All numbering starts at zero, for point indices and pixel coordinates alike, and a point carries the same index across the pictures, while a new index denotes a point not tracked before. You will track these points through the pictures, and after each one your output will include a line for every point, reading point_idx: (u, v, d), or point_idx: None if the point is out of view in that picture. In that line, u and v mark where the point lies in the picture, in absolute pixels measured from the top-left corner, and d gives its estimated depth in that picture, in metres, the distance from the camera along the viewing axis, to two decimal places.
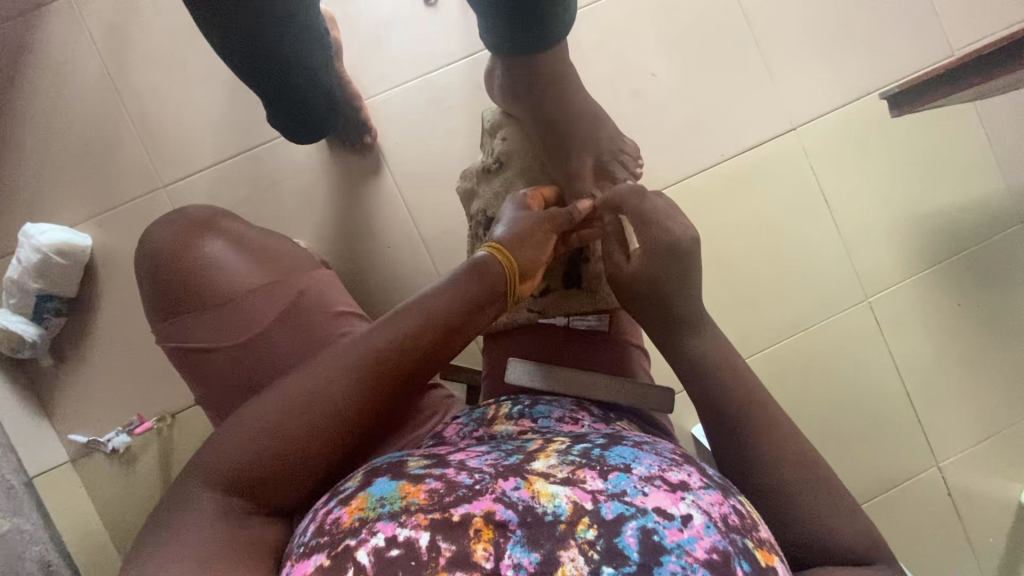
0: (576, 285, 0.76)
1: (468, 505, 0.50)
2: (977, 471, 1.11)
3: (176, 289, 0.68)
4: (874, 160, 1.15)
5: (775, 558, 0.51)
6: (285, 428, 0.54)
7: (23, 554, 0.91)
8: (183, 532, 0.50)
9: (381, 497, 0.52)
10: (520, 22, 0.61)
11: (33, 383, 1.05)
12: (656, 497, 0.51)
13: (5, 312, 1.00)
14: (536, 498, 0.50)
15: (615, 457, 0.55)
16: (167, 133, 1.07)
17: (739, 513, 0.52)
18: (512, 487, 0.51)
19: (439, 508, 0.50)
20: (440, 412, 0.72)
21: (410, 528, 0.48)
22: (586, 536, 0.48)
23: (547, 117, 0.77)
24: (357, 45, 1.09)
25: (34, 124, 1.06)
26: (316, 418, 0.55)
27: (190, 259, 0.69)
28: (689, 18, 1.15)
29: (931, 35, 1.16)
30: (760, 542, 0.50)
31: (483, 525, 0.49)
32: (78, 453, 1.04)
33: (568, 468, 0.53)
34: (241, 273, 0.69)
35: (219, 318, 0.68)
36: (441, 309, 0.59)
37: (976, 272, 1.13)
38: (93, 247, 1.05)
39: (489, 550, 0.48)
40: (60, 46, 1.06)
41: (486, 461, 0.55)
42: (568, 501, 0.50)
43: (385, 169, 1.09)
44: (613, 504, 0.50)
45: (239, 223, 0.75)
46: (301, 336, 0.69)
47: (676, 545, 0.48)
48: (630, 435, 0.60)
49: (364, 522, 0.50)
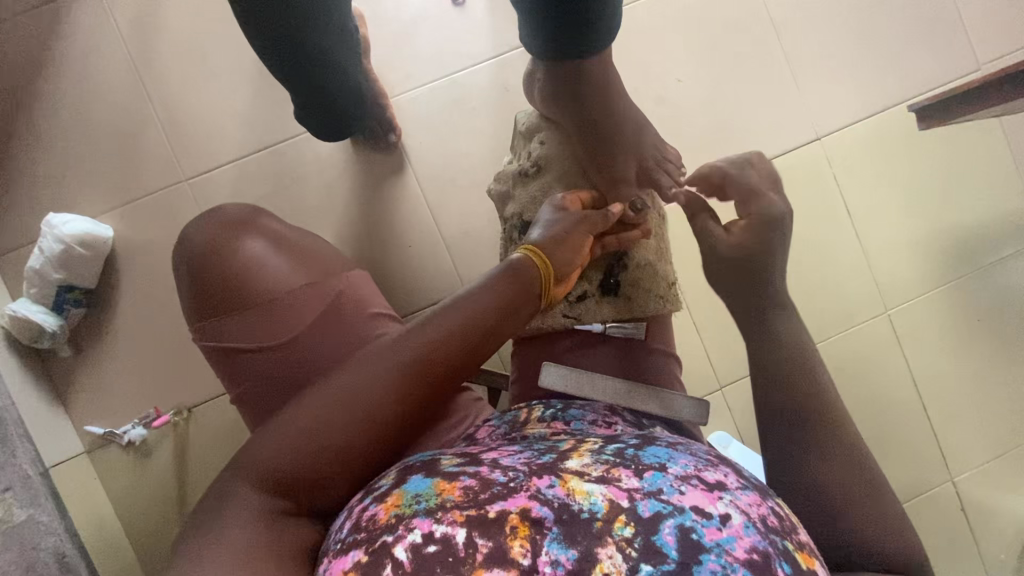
0: (613, 292, 0.75)
1: (504, 502, 0.50)
2: (993, 486, 1.11)
3: (214, 287, 0.68)
4: (898, 172, 1.15)
5: (815, 561, 0.50)
6: (323, 431, 0.54)
7: (37, 545, 0.88)
8: (220, 534, 0.50)
9: (416, 493, 0.51)
10: (565, 28, 0.60)
11: (51, 374, 1.04)
12: (693, 495, 0.51)
13: (26, 301, 1.00)
14: (571, 496, 0.50)
15: (649, 456, 0.55)
16: (192, 126, 1.07)
17: (777, 514, 0.52)
18: (547, 485, 0.51)
19: (474, 505, 0.50)
20: (471, 414, 0.72)
21: (446, 524, 0.48)
22: (623, 534, 0.48)
23: (589, 121, 0.76)
24: (384, 43, 1.09)
25: (58, 113, 1.06)
26: (356, 421, 0.55)
27: (228, 256, 0.69)
28: (717, 25, 1.15)
29: (958, 49, 1.16)
30: (801, 545, 0.50)
31: (519, 522, 0.49)
32: (94, 444, 1.04)
33: (602, 467, 0.53)
34: (277, 273, 0.69)
35: (255, 317, 0.68)
36: (479, 314, 0.58)
37: (997, 287, 1.13)
38: (115, 239, 1.05)
39: (526, 547, 0.48)
40: (87, 36, 1.05)
41: (520, 459, 0.55)
42: (604, 499, 0.50)
43: (408, 169, 1.09)
44: (649, 503, 0.50)
45: (275, 222, 0.75)
46: (335, 336, 0.68)
47: (715, 544, 0.48)
48: (662, 436, 0.60)
49: (400, 518, 0.49)
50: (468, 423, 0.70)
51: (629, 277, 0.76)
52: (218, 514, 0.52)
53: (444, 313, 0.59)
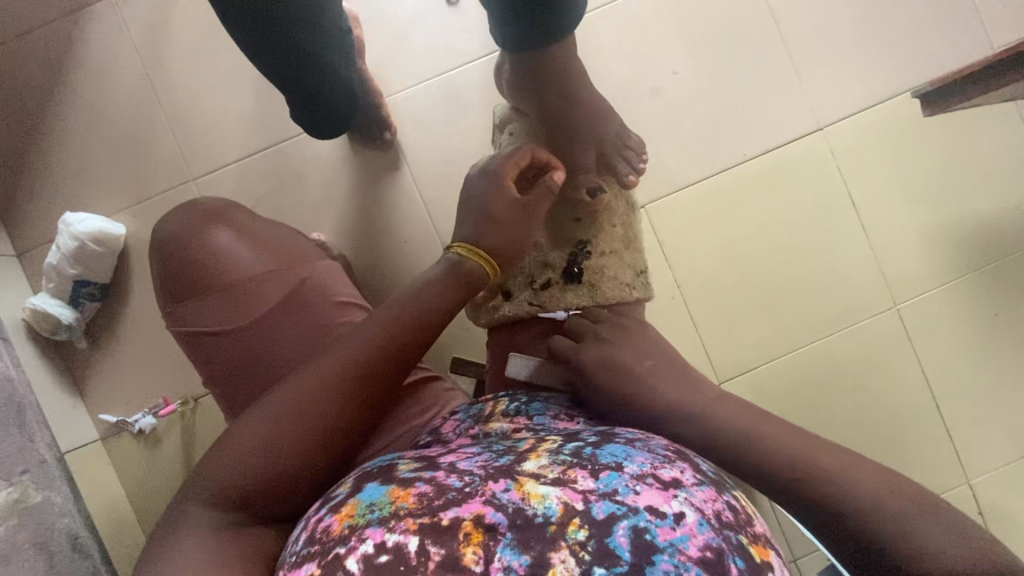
0: (576, 279, 0.74)
1: (458, 508, 0.49)
2: (1011, 489, 1.06)
3: (185, 274, 0.72)
4: (906, 161, 1.11)
5: (771, 553, 0.50)
6: (292, 422, 0.56)
7: (52, 526, 0.92)
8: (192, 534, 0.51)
9: (370, 502, 0.51)
10: (531, 11, 0.60)
11: (68, 364, 1.10)
12: (648, 495, 0.49)
13: (44, 295, 1.06)
14: (525, 500, 0.49)
15: (607, 455, 0.54)
16: (198, 128, 1.12)
17: (733, 509, 0.52)
18: (503, 489, 0.51)
19: (428, 512, 0.49)
20: (437, 406, 0.75)
21: (399, 532, 0.48)
22: (576, 537, 0.47)
23: (552, 115, 0.78)
24: (380, 43, 1.12)
25: (76, 118, 1.12)
26: (321, 409, 0.56)
27: (197, 247, 0.72)
28: (713, 15, 1.14)
29: (971, 33, 1.11)
30: (755, 537, 0.50)
31: (472, 528, 0.48)
32: (108, 431, 1.10)
33: (558, 468, 0.52)
34: (243, 261, 0.73)
35: (221, 304, 0.71)
36: (432, 300, 0.63)
37: (1013, 279, 1.08)
38: (127, 236, 1.10)
39: (479, 554, 0.47)
40: (102, 45, 1.11)
41: (477, 462, 0.55)
42: (558, 502, 0.49)
43: (403, 165, 1.11)
44: (604, 504, 0.49)
45: (247, 214, 0.78)
46: (298, 321, 0.72)
47: (668, 544, 0.47)
48: (622, 432, 0.57)
49: (353, 530, 0.49)
50: (433, 411, 0.74)
51: (593, 264, 0.75)
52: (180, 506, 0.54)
53: (400, 300, 0.62)
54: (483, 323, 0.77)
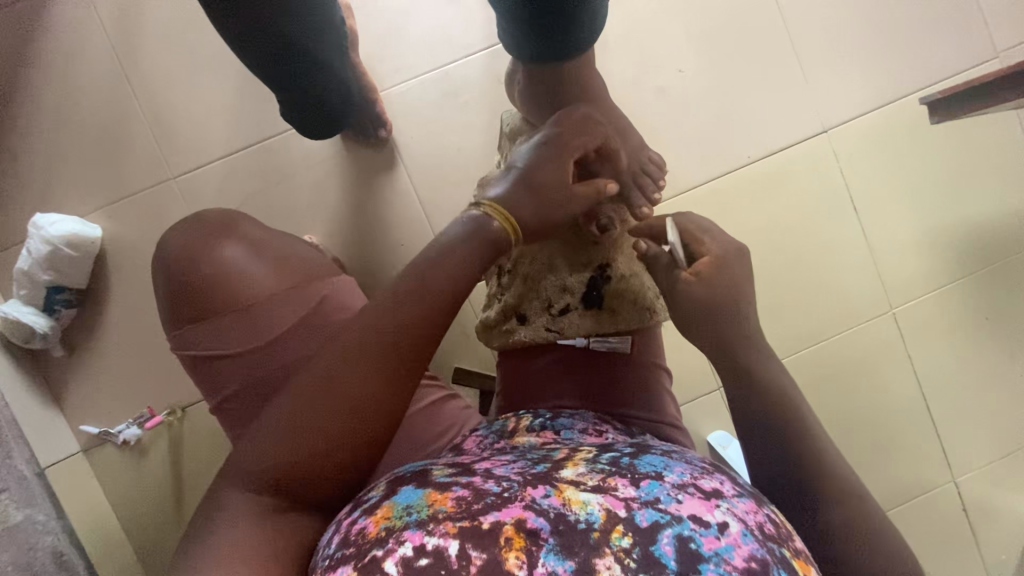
0: (595, 304, 0.71)
1: (498, 513, 0.48)
2: (996, 487, 1.09)
3: (194, 294, 0.69)
4: (908, 164, 1.10)
5: (812, 569, 0.49)
6: (311, 435, 0.52)
7: (35, 545, 0.90)
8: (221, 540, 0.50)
9: (407, 505, 0.49)
10: (554, 25, 0.57)
11: (44, 374, 1.04)
12: (691, 504, 0.49)
13: (15, 302, 0.99)
14: (567, 506, 0.49)
15: (646, 465, 0.53)
16: (178, 122, 1.05)
17: (774, 522, 0.51)
18: (543, 495, 0.49)
19: (467, 516, 0.48)
20: (457, 423, 0.72)
21: (439, 536, 0.46)
22: (621, 545, 0.46)
23: None
24: (373, 34, 1.06)
25: (41, 109, 1.03)
26: (340, 418, 0.52)
27: (206, 263, 0.69)
28: (719, 12, 1.10)
29: (974, 36, 1.11)
30: (797, 552, 0.49)
31: (514, 533, 0.47)
32: (90, 443, 1.04)
33: (598, 476, 0.51)
34: (255, 279, 0.70)
35: (236, 325, 0.69)
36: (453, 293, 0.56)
37: (1007, 283, 1.09)
38: (104, 238, 1.04)
39: (522, 559, 0.45)
40: (68, 29, 1.03)
41: (514, 469, 0.53)
42: (601, 509, 0.48)
43: (399, 164, 1.06)
44: (647, 512, 0.48)
45: (254, 228, 0.75)
46: (315, 340, 0.69)
47: (713, 553, 0.46)
48: (657, 444, 0.59)
49: (390, 532, 0.47)
50: (450, 436, 0.70)
51: (612, 287, 0.72)
52: (211, 520, 0.52)
53: (410, 297, 0.55)
54: (496, 345, 0.74)
